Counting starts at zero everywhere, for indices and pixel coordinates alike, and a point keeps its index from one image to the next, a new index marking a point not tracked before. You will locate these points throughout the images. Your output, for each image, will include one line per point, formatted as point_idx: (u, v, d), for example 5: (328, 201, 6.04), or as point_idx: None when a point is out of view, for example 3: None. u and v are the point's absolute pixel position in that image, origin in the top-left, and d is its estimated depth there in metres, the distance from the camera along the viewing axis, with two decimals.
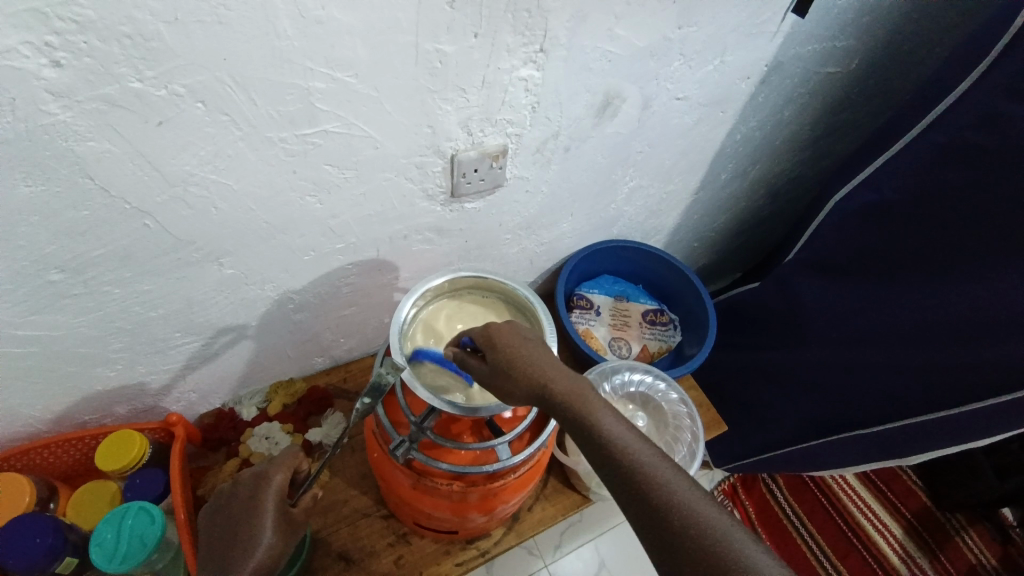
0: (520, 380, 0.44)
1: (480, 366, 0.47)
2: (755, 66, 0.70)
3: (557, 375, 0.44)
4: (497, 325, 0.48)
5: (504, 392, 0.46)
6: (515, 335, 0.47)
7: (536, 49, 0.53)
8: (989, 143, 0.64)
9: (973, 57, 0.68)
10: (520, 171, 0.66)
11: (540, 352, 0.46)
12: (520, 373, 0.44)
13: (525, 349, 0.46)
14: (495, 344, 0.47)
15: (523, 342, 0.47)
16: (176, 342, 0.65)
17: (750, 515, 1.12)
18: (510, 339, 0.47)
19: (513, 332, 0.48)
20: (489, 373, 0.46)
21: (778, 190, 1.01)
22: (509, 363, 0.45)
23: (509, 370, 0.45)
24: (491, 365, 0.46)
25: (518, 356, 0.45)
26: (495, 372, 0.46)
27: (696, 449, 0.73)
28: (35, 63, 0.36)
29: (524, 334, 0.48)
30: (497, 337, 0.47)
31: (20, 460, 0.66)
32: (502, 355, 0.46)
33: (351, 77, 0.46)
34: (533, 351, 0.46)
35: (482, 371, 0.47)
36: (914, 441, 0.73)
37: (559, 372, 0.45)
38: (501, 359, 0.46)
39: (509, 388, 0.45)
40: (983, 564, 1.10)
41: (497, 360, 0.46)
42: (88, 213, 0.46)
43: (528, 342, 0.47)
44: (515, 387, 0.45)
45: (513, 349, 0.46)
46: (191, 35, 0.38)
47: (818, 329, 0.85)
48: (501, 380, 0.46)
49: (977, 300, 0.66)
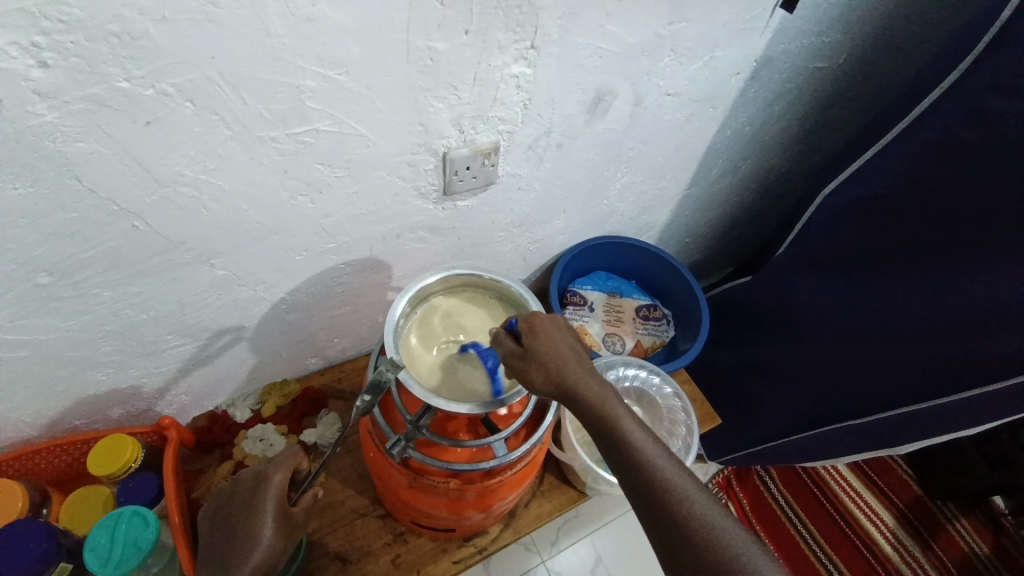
0: (551, 373, 0.46)
1: (512, 351, 0.48)
2: (745, 62, 0.71)
3: (587, 374, 0.46)
4: (537, 319, 0.50)
5: (529, 380, 0.47)
6: (553, 327, 0.49)
7: (528, 46, 0.53)
8: (975, 136, 0.65)
9: (960, 51, 0.68)
10: (513, 168, 0.66)
11: (573, 350, 0.48)
12: (554, 366, 0.46)
13: (563, 344, 0.48)
14: (535, 334, 0.48)
15: (561, 338, 0.49)
16: (168, 344, 0.64)
17: (744, 507, 1.13)
18: (550, 332, 0.49)
19: (552, 325, 0.50)
20: (520, 359, 0.48)
21: (769, 185, 1.02)
22: (545, 356, 0.47)
23: (544, 363, 0.46)
24: (525, 353, 0.48)
25: (554, 350, 0.47)
26: (527, 359, 0.47)
27: (691, 443, 0.74)
28: (22, 63, 0.35)
29: (563, 329, 0.50)
30: (537, 329, 0.49)
31: (12, 465, 0.65)
32: (537, 347, 0.47)
33: (342, 75, 0.46)
34: (567, 348, 0.48)
35: (513, 354, 0.48)
36: (903, 432, 0.74)
37: (589, 372, 0.47)
38: (537, 349, 0.47)
39: (535, 378, 0.47)
40: (975, 552, 1.11)
41: (533, 349, 0.47)
42: (76, 215, 0.46)
43: (565, 339, 0.49)
44: (545, 379, 0.46)
45: (549, 341, 0.48)
46: (179, 34, 0.38)
47: (809, 322, 0.86)
48: (530, 367, 0.47)
49: (965, 292, 0.67)
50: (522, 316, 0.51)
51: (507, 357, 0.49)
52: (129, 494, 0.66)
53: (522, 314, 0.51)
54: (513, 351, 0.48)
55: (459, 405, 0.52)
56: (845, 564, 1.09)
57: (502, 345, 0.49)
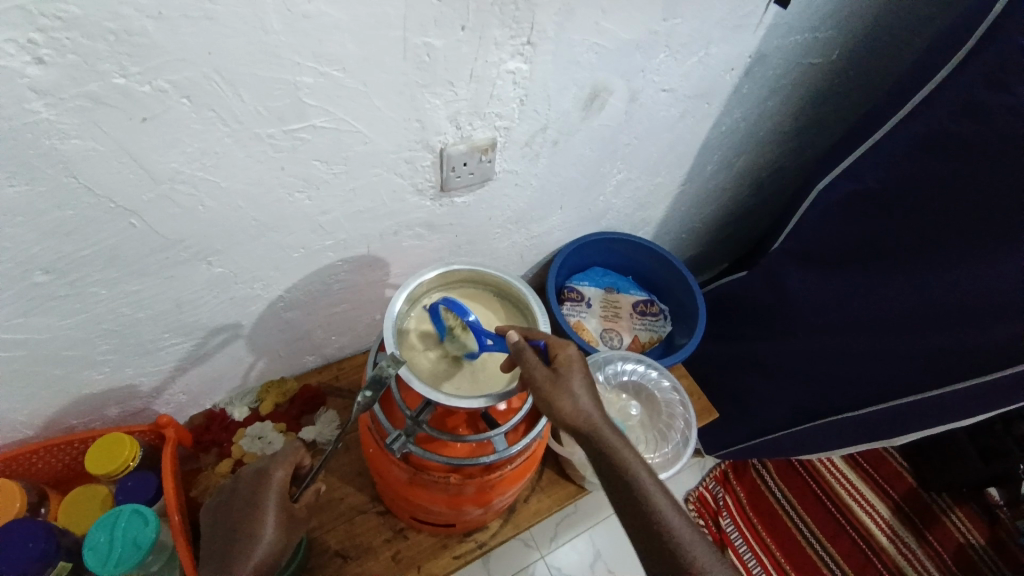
0: (576, 402, 0.50)
1: (543, 371, 0.51)
2: (740, 57, 0.71)
3: (601, 410, 0.51)
4: (569, 348, 0.53)
5: (553, 401, 0.50)
6: (576, 354, 0.53)
7: (524, 42, 0.53)
8: (965, 130, 0.66)
9: (951, 46, 0.69)
10: (509, 164, 0.66)
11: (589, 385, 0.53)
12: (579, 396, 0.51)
13: (586, 378, 0.52)
14: (568, 364, 0.52)
15: (586, 372, 0.53)
16: (166, 343, 0.64)
17: (740, 501, 1.14)
18: (577, 364, 0.53)
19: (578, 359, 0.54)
20: (549, 381, 0.51)
21: (764, 180, 1.03)
22: (566, 377, 0.51)
23: (565, 384, 0.51)
24: (556, 377, 0.51)
25: (574, 374, 0.52)
26: (555, 383, 0.51)
27: (690, 436, 0.74)
28: (19, 61, 0.35)
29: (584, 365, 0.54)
30: (569, 358, 0.53)
31: (9, 466, 0.65)
32: (568, 375, 0.51)
33: (339, 72, 0.46)
34: (588, 382, 0.52)
35: (543, 374, 0.51)
36: (897, 423, 0.75)
37: (602, 409, 0.51)
38: (568, 377, 0.51)
39: (559, 401, 0.50)
40: (970, 543, 1.12)
41: (564, 376, 0.51)
42: (72, 214, 0.46)
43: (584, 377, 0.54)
44: (568, 405, 0.50)
45: (577, 373, 0.52)
46: (176, 31, 0.38)
47: (804, 316, 0.86)
48: (559, 388, 0.51)
49: (957, 283, 0.68)
50: (554, 342, 0.54)
51: (536, 375, 0.51)
52: (127, 494, 0.66)
53: (554, 340, 0.54)
54: (545, 371, 0.52)
55: (469, 400, 0.53)
56: (840, 556, 1.10)
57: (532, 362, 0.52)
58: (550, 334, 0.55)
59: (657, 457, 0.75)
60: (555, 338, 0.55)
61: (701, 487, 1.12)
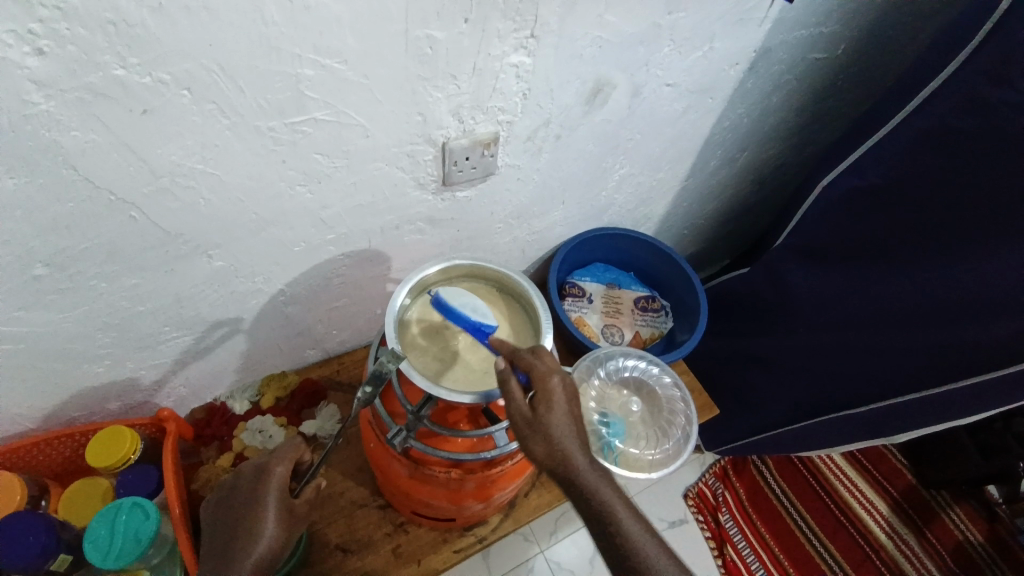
0: (552, 447, 0.46)
1: (519, 410, 0.47)
2: (744, 51, 0.70)
3: (583, 451, 0.46)
4: (551, 381, 0.48)
5: (528, 445, 0.47)
6: (559, 386, 0.48)
7: (527, 35, 0.52)
8: (969, 126, 0.65)
9: (957, 41, 0.68)
10: (511, 159, 0.66)
11: (573, 421, 0.48)
12: (556, 440, 0.46)
13: (568, 415, 0.47)
14: (547, 402, 0.47)
15: (569, 408, 0.48)
16: (166, 337, 0.64)
17: (739, 497, 1.14)
18: (558, 400, 0.47)
19: (563, 390, 0.48)
20: (526, 424, 0.47)
21: (767, 176, 1.02)
22: (546, 419, 0.46)
23: (543, 428, 0.46)
24: (533, 417, 0.47)
25: (554, 415, 0.47)
26: (531, 425, 0.47)
27: (691, 433, 0.73)
28: (17, 52, 0.35)
29: (570, 395, 0.49)
30: (549, 393, 0.47)
31: (10, 459, 0.65)
32: (547, 416, 0.46)
33: (340, 64, 0.46)
34: (570, 420, 0.47)
35: (520, 415, 0.47)
36: (898, 420, 0.75)
37: (585, 450, 0.47)
38: (544, 418, 0.46)
39: (535, 446, 0.46)
40: (970, 540, 1.13)
41: (543, 417, 0.47)
42: (71, 207, 0.45)
43: (569, 409, 0.48)
44: (544, 450, 0.46)
45: (556, 411, 0.47)
46: (175, 22, 0.38)
47: (805, 313, 0.86)
48: (538, 432, 0.46)
49: (960, 281, 0.68)
50: (536, 371, 0.49)
51: (513, 414, 0.47)
52: (127, 487, 0.66)
53: (537, 368, 0.49)
54: (522, 410, 0.47)
55: (460, 394, 0.53)
56: (839, 552, 1.10)
57: (511, 397, 0.48)
58: (535, 359, 0.50)
59: (658, 454, 0.73)
60: (540, 365, 0.49)
61: (701, 483, 1.12)
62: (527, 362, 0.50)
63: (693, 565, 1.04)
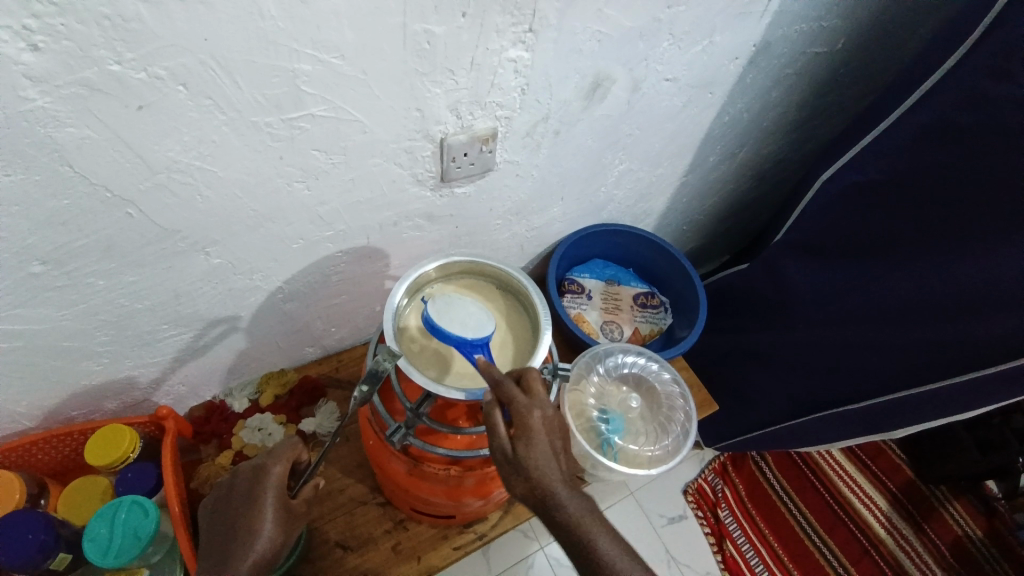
0: (532, 486, 0.45)
1: (500, 449, 0.47)
2: (743, 46, 0.70)
3: (565, 488, 0.46)
4: (531, 417, 0.47)
5: (510, 483, 0.46)
6: (538, 423, 0.47)
7: (526, 30, 0.52)
8: (969, 120, 0.65)
9: (957, 35, 0.68)
10: (510, 154, 0.65)
11: (554, 456, 0.47)
12: (535, 480, 0.45)
13: (548, 452, 0.46)
14: (526, 440, 0.46)
15: (549, 444, 0.46)
16: (164, 334, 0.64)
17: (738, 492, 1.14)
18: (538, 436, 0.46)
19: (543, 424, 0.47)
20: (506, 461, 0.47)
21: (766, 171, 1.02)
22: (524, 458, 0.46)
23: (522, 466, 0.46)
24: (512, 456, 0.46)
25: (533, 452, 0.46)
26: (512, 463, 0.46)
27: (690, 429, 0.73)
28: (12, 47, 0.35)
29: (552, 429, 0.47)
30: (528, 430, 0.46)
31: (8, 457, 0.65)
32: (525, 454, 0.46)
33: (337, 59, 0.45)
34: (550, 457, 0.46)
35: (500, 453, 0.47)
36: (897, 415, 0.75)
37: (568, 486, 0.46)
38: (523, 457, 0.46)
39: (516, 484, 0.46)
40: (968, 535, 1.13)
41: (521, 455, 0.46)
42: (67, 203, 0.45)
43: (552, 443, 0.47)
44: (525, 489, 0.46)
45: (535, 448, 0.46)
46: (170, 16, 0.37)
47: (805, 308, 0.86)
48: (516, 470, 0.46)
49: (959, 275, 0.67)
50: (515, 407, 0.47)
51: (494, 452, 0.47)
52: (127, 485, 0.66)
53: (516, 404, 0.47)
54: (502, 448, 0.47)
55: (458, 392, 0.53)
56: (838, 547, 1.10)
57: (492, 434, 0.47)
58: (513, 392, 0.47)
59: (657, 450, 0.73)
60: (518, 401, 0.47)
61: (701, 479, 1.12)
62: (504, 395, 0.47)
63: (692, 560, 1.04)
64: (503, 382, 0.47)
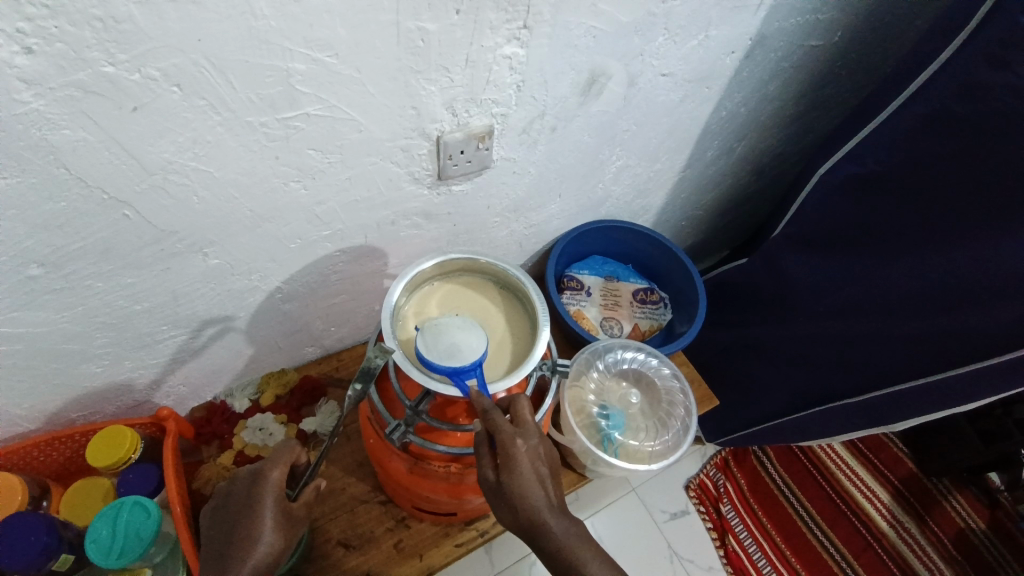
0: (518, 515, 0.46)
1: (486, 479, 0.48)
2: (740, 39, 0.70)
3: (553, 516, 0.46)
4: (515, 447, 0.47)
5: (497, 512, 0.47)
6: (524, 453, 0.47)
7: (520, 26, 0.52)
8: (966, 110, 0.65)
9: (954, 26, 0.67)
10: (507, 151, 0.65)
11: (540, 485, 0.47)
12: (521, 509, 0.46)
13: (533, 480, 0.46)
14: (509, 469, 0.46)
15: (534, 471, 0.47)
16: (163, 335, 0.64)
17: (740, 486, 1.15)
18: (523, 465, 0.47)
19: (528, 453, 0.47)
20: (491, 491, 0.47)
21: (764, 165, 1.02)
22: (509, 489, 0.46)
23: (506, 498, 0.46)
24: (497, 486, 0.47)
25: (517, 482, 0.46)
26: (498, 491, 0.47)
27: (690, 424, 0.72)
28: (6, 50, 0.35)
29: (538, 456, 0.48)
30: (511, 460, 0.46)
31: (10, 460, 0.65)
32: (509, 485, 0.46)
33: (331, 58, 0.45)
34: (537, 486, 0.46)
35: (486, 483, 0.48)
36: (899, 407, 0.75)
37: (554, 513, 0.46)
38: (508, 485, 0.46)
39: (502, 511, 0.47)
40: (971, 527, 1.13)
41: (505, 486, 0.46)
42: (64, 206, 0.45)
43: (538, 471, 0.47)
44: (511, 517, 0.46)
45: (520, 477, 0.46)
46: (162, 16, 0.37)
47: (804, 302, 0.86)
48: (502, 500, 0.47)
49: (958, 267, 0.67)
50: (498, 435, 0.47)
51: (482, 482, 0.48)
52: (129, 486, 0.66)
53: (501, 433, 0.47)
54: (488, 478, 0.48)
55: (456, 389, 0.53)
56: (840, 540, 1.10)
57: (479, 463, 0.49)
58: (500, 420, 0.48)
59: (657, 446, 0.73)
60: (503, 430, 0.48)
61: (702, 474, 1.12)
62: (491, 424, 0.48)
63: (694, 555, 1.04)
64: (491, 411, 0.48)
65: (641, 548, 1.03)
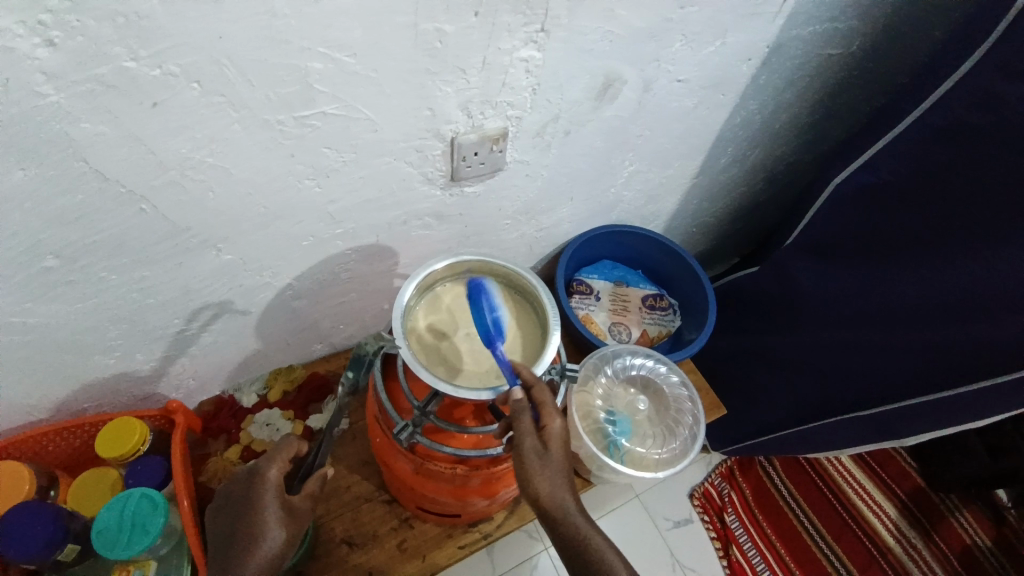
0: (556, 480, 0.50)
1: (533, 443, 0.50)
2: (756, 47, 0.69)
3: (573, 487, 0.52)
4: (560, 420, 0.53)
5: (536, 477, 0.49)
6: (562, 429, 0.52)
7: (537, 29, 0.52)
8: (982, 122, 0.64)
9: (973, 37, 0.67)
10: (520, 154, 0.65)
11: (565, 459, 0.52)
12: (558, 475, 0.50)
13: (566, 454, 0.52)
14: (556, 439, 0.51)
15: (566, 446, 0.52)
16: (174, 329, 0.64)
17: (745, 496, 1.14)
18: (562, 437, 0.52)
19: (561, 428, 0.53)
20: (536, 455, 0.50)
21: (777, 172, 1.01)
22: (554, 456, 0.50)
23: (552, 464, 0.50)
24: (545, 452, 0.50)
25: (559, 452, 0.51)
26: (541, 456, 0.50)
27: (697, 432, 0.72)
28: (28, 43, 0.35)
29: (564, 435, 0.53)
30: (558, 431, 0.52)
31: (21, 449, 0.66)
32: (554, 452, 0.51)
33: (348, 57, 0.45)
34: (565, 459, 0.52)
35: (532, 450, 0.50)
36: (907, 421, 0.75)
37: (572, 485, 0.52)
38: (554, 452, 0.50)
39: (540, 476, 0.50)
40: (978, 544, 1.11)
41: (551, 452, 0.51)
42: (81, 199, 0.46)
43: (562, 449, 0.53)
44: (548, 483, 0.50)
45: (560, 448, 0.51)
46: (180, 14, 0.37)
47: (814, 312, 0.85)
48: (545, 465, 0.50)
49: (973, 280, 0.66)
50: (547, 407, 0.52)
51: (526, 449, 0.50)
52: (137, 478, 0.67)
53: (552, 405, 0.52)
54: (535, 444, 0.50)
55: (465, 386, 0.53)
56: (844, 554, 1.09)
57: (524, 429, 0.50)
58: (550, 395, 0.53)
59: (664, 453, 0.72)
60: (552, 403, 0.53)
61: (708, 482, 1.12)
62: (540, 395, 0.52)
63: (697, 564, 1.04)
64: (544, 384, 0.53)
65: (642, 554, 1.03)
